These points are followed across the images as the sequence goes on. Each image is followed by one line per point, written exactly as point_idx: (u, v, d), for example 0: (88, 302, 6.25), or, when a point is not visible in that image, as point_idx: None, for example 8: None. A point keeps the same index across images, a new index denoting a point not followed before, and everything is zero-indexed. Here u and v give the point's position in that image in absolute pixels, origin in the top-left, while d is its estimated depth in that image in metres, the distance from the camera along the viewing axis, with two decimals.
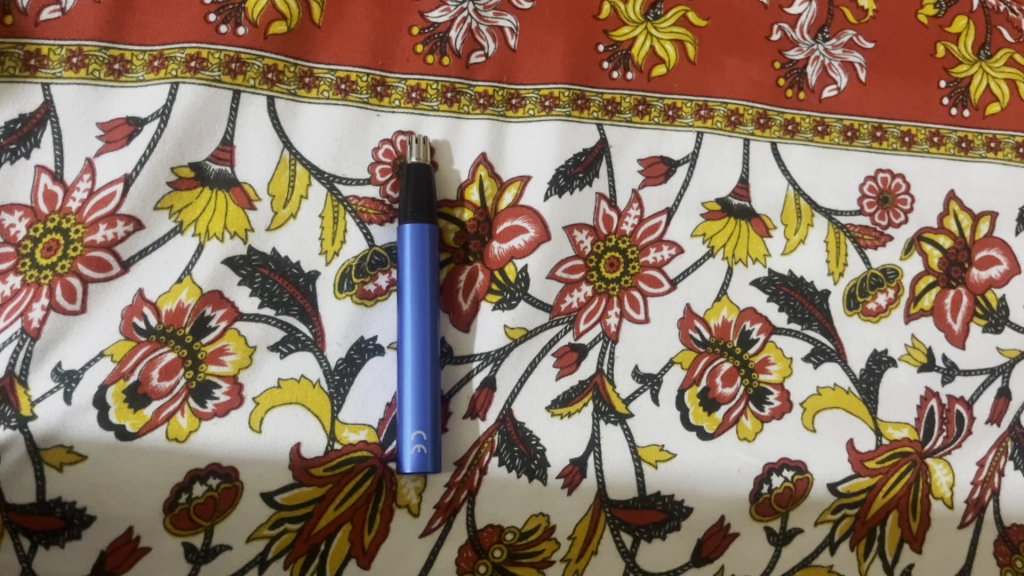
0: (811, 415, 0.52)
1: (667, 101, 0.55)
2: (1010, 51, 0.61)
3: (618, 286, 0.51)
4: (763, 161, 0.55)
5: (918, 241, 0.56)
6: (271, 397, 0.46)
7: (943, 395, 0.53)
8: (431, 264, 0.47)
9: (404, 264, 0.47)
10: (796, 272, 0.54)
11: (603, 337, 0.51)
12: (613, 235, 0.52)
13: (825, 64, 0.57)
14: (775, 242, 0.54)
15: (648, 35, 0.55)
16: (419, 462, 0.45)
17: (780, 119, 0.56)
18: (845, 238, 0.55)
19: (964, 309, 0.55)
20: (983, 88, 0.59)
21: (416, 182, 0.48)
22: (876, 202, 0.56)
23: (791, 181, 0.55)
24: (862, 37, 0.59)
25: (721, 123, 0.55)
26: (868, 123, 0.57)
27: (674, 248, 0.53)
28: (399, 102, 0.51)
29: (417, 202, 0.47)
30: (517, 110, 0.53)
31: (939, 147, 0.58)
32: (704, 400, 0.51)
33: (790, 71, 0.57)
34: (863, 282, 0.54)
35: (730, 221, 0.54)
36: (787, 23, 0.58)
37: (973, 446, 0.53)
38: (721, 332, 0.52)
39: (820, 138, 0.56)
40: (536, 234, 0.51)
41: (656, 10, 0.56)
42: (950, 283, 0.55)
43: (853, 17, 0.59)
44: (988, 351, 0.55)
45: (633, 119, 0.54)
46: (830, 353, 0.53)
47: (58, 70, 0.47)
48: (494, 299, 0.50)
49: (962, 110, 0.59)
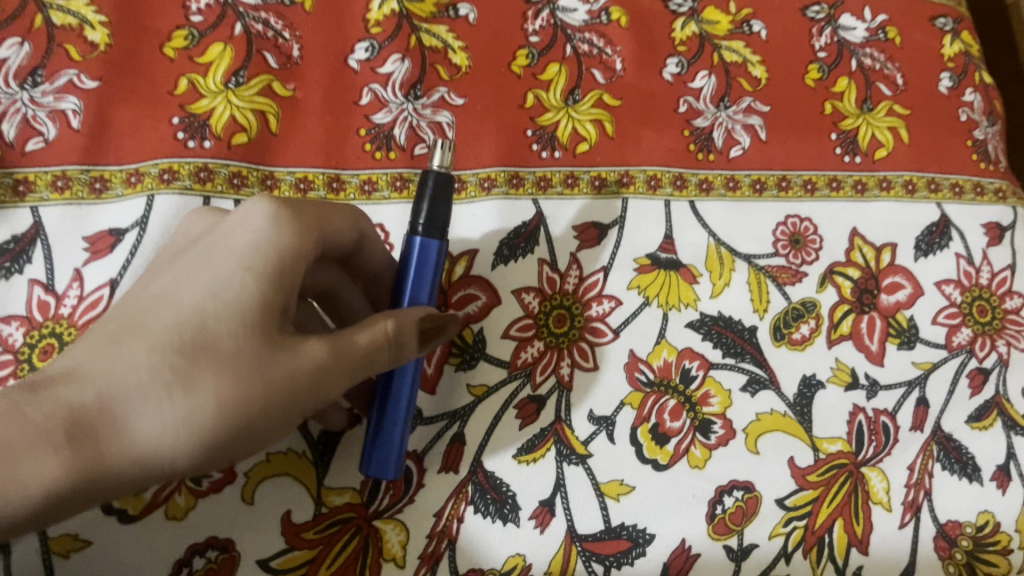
0: (754, 438, 0.57)
1: (593, 174, 0.61)
2: (890, 103, 0.69)
3: (567, 338, 0.57)
4: (684, 218, 0.62)
5: (830, 274, 0.62)
6: (260, 470, 0.50)
7: (868, 409, 0.59)
8: (429, 281, 0.48)
9: (406, 278, 0.47)
10: (724, 312, 0.60)
11: (558, 387, 0.56)
12: (558, 294, 0.58)
13: (729, 128, 0.65)
14: (702, 287, 0.60)
15: (570, 117, 0.62)
16: (374, 468, 0.48)
17: (695, 179, 0.63)
18: (765, 278, 0.61)
19: (879, 330, 0.61)
20: (870, 136, 0.67)
21: (433, 197, 0.47)
22: (789, 243, 0.62)
23: (711, 234, 0.62)
24: (758, 102, 0.66)
25: (642, 188, 0.62)
26: (773, 176, 0.64)
27: (614, 301, 0.58)
28: (354, 195, 0.56)
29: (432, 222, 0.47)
30: (460, 193, 0.59)
31: (839, 191, 0.65)
32: (655, 435, 0.56)
33: (699, 137, 0.64)
34: (787, 315, 0.60)
35: (660, 272, 0.60)
36: (691, 95, 0.65)
37: (902, 452, 0.58)
38: (663, 371, 0.57)
39: (732, 192, 0.63)
40: (488, 300, 0.57)
41: (574, 95, 0.63)
42: (863, 309, 0.62)
43: (749, 86, 0.67)
44: (905, 366, 0.61)
45: (564, 192, 0.61)
46: (764, 381, 0.58)
47: (45, 193, 0.51)
48: (455, 361, 0.55)
49: (854, 156, 0.66)
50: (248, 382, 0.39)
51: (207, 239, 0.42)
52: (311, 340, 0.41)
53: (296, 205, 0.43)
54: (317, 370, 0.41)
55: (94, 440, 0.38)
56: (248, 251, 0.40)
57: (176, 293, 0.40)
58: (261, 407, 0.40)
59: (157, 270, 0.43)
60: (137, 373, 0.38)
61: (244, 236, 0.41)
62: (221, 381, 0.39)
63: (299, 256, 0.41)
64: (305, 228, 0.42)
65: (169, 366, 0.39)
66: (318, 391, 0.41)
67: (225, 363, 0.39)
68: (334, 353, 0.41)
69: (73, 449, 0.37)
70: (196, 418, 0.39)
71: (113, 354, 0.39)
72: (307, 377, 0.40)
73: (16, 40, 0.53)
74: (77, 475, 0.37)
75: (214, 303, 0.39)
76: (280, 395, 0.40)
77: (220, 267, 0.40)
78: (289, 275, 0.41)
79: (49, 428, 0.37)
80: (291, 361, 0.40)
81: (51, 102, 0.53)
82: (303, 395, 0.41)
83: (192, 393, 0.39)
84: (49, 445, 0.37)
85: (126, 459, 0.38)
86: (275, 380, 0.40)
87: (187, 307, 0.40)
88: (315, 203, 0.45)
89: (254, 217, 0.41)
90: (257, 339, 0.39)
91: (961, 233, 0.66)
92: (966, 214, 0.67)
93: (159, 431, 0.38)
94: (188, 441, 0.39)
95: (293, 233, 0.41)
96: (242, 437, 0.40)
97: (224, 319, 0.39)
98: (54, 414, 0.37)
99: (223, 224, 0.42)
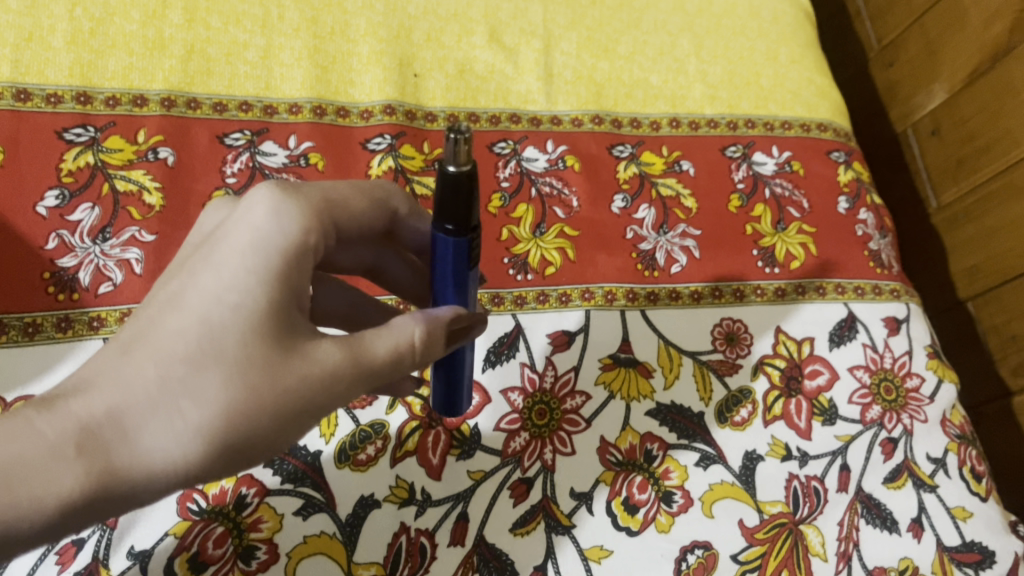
0: (709, 504, 0.68)
1: (561, 291, 0.74)
2: (800, 223, 0.84)
3: (549, 428, 0.68)
4: (637, 324, 0.74)
5: (762, 365, 0.75)
6: (300, 549, 0.59)
7: (801, 475, 0.71)
8: (459, 262, 0.47)
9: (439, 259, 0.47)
10: (676, 400, 0.72)
11: (543, 469, 0.66)
12: (538, 391, 0.69)
13: (669, 249, 0.79)
14: (657, 380, 0.72)
15: (538, 246, 0.76)
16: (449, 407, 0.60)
17: (644, 292, 0.76)
18: (707, 371, 0.74)
19: (805, 410, 0.74)
20: (785, 251, 0.82)
21: (442, 195, 0.42)
22: (725, 341, 0.76)
23: (661, 336, 0.74)
24: (691, 227, 0.80)
25: (602, 301, 0.75)
26: (708, 287, 0.78)
27: (584, 395, 0.70)
28: None
29: (454, 216, 0.43)
30: None
31: (763, 296, 0.79)
32: (627, 506, 0.66)
33: (644, 258, 0.78)
34: (727, 401, 0.73)
35: (621, 369, 0.72)
36: (635, 224, 0.79)
37: (832, 510, 0.70)
38: (630, 452, 0.69)
39: (676, 302, 0.76)
40: (481, 399, 0.68)
41: (541, 228, 0.77)
42: (791, 393, 0.74)
43: (683, 214, 0.81)
44: (829, 439, 0.73)
45: (538, 306, 0.73)
46: (713, 457, 0.70)
47: (115, 326, 0.62)
48: (457, 451, 0.65)
49: (773, 267, 0.80)
50: (259, 388, 0.40)
51: (211, 238, 0.44)
52: (330, 345, 0.43)
53: (298, 200, 0.45)
54: (337, 374, 0.42)
55: (104, 452, 0.38)
56: (251, 249, 0.42)
57: (184, 294, 0.42)
58: (270, 413, 0.41)
59: (167, 275, 0.45)
60: (145, 384, 0.40)
61: (247, 232, 0.42)
62: (231, 385, 0.40)
63: (300, 255, 0.43)
64: (305, 221, 0.44)
65: (179, 373, 0.40)
66: (336, 395, 0.43)
67: (234, 367, 0.40)
68: (350, 359, 0.43)
69: (85, 461, 0.38)
70: (209, 426, 0.40)
71: (119, 365, 0.40)
72: (324, 382, 0.42)
73: (89, 206, 0.65)
74: (89, 487, 0.38)
75: (222, 303, 0.41)
76: (294, 401, 0.41)
77: (224, 268, 0.42)
78: (295, 270, 0.43)
79: (57, 444, 0.38)
80: (306, 368, 0.42)
81: (118, 253, 0.64)
82: (320, 399, 0.42)
83: (203, 402, 0.40)
84: (59, 460, 0.38)
85: (136, 472, 0.39)
86: (286, 384, 0.41)
87: (195, 309, 0.41)
88: (317, 193, 0.47)
89: (255, 214, 0.43)
90: (267, 343, 0.41)
91: (865, 327, 0.79)
92: (868, 311, 0.81)
93: (171, 440, 0.39)
94: (201, 450, 0.40)
95: (293, 228, 0.43)
96: (256, 444, 0.41)
97: (231, 324, 0.41)
98: (63, 430, 0.38)
99: (226, 221, 0.44)
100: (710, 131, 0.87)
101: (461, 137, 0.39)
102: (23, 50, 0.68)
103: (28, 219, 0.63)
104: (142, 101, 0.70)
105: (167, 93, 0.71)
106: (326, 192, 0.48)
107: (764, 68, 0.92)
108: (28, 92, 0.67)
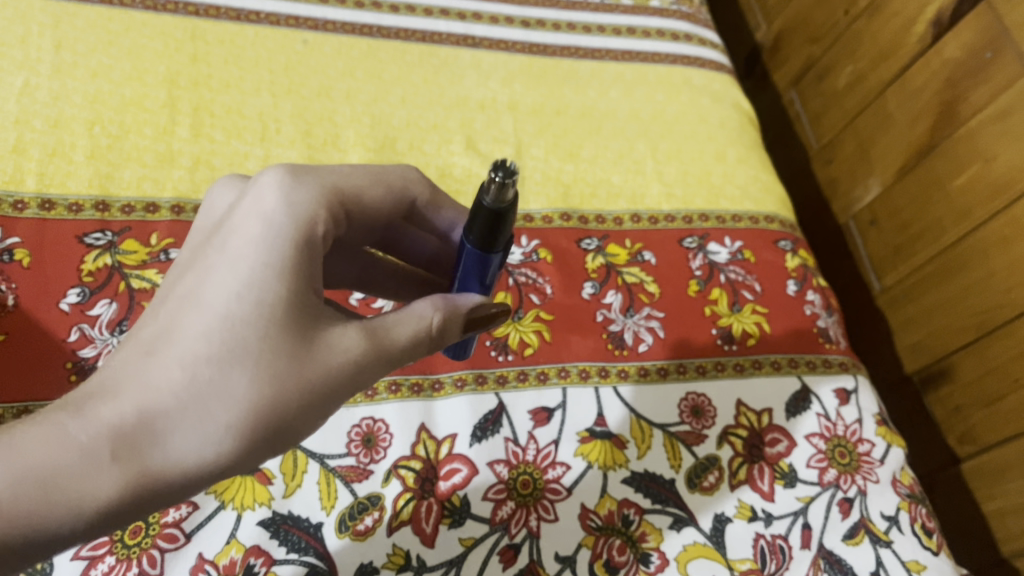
0: (683, 564, 0.74)
1: (539, 370, 0.81)
2: (753, 305, 0.92)
3: (533, 497, 0.74)
4: (610, 399, 0.81)
5: (726, 434, 0.82)
6: None
7: (768, 534, 0.77)
8: (478, 271, 0.56)
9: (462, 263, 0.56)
10: (649, 468, 0.78)
11: (529, 535, 0.72)
12: (521, 462, 0.75)
13: (636, 330, 0.86)
14: (631, 451, 0.78)
15: (516, 329, 0.83)
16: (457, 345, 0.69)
17: (615, 370, 0.83)
18: (676, 441, 0.80)
19: (768, 475, 0.80)
20: (741, 329, 0.89)
21: (478, 214, 0.51)
22: (691, 413, 0.82)
23: (632, 410, 0.81)
24: (655, 309, 0.88)
25: (577, 378, 0.81)
26: (673, 363, 0.85)
27: (565, 466, 0.76)
28: (360, 398, 0.74)
29: (483, 237, 0.52)
30: (439, 391, 0.77)
31: (724, 371, 0.86)
32: (608, 568, 0.72)
33: (613, 338, 0.85)
34: (696, 468, 0.79)
35: (597, 441, 0.78)
36: (604, 308, 0.87)
37: (797, 566, 0.76)
38: (608, 517, 0.74)
39: (644, 378, 0.83)
40: (468, 470, 0.73)
41: (519, 314, 0.84)
42: (753, 459, 0.81)
43: (647, 298, 0.89)
44: (791, 500, 0.79)
45: (519, 384, 0.79)
46: (686, 519, 0.76)
47: None
48: (448, 520, 0.70)
49: (731, 344, 0.88)
50: (284, 382, 0.46)
51: (223, 232, 0.50)
52: (355, 334, 0.50)
53: (303, 192, 0.51)
54: (361, 362, 0.49)
55: (137, 452, 0.44)
56: (262, 247, 0.48)
57: (202, 292, 0.47)
58: (295, 403, 0.47)
59: (182, 271, 0.50)
60: (175, 386, 0.45)
61: (256, 230, 0.48)
62: (256, 380, 0.46)
63: (305, 248, 0.49)
64: (309, 213, 0.50)
65: (205, 372, 0.45)
66: (363, 379, 0.50)
67: (256, 361, 0.46)
68: (374, 343, 0.50)
69: (121, 462, 0.43)
70: (238, 420, 0.45)
71: (148, 368, 0.46)
72: (349, 369, 0.49)
73: (107, 301, 0.71)
74: (126, 486, 0.44)
75: (242, 302, 0.46)
76: (320, 389, 0.48)
77: (241, 264, 0.47)
78: (304, 263, 0.49)
79: (95, 448, 0.43)
80: (329, 359, 0.48)
81: None
82: (351, 383, 0.49)
83: (228, 400, 0.45)
84: (98, 464, 0.43)
85: (170, 468, 0.45)
86: (306, 373, 0.47)
87: (215, 308, 0.47)
88: (324, 184, 0.53)
89: (264, 211, 0.49)
90: (285, 338, 0.47)
91: (818, 397, 0.87)
92: (820, 383, 0.88)
93: (204, 435, 0.45)
94: (229, 441, 0.46)
95: (299, 222, 0.49)
96: (279, 432, 0.47)
97: (251, 325, 0.46)
98: (98, 434, 0.43)
99: (237, 216, 0.50)
100: (668, 225, 0.95)
101: (506, 178, 0.47)
102: (47, 164, 0.75)
103: (52, 315, 0.69)
104: (154, 208, 0.77)
105: (176, 200, 0.78)
106: (335, 184, 0.54)
107: (714, 167, 1.02)
108: (52, 202, 0.74)
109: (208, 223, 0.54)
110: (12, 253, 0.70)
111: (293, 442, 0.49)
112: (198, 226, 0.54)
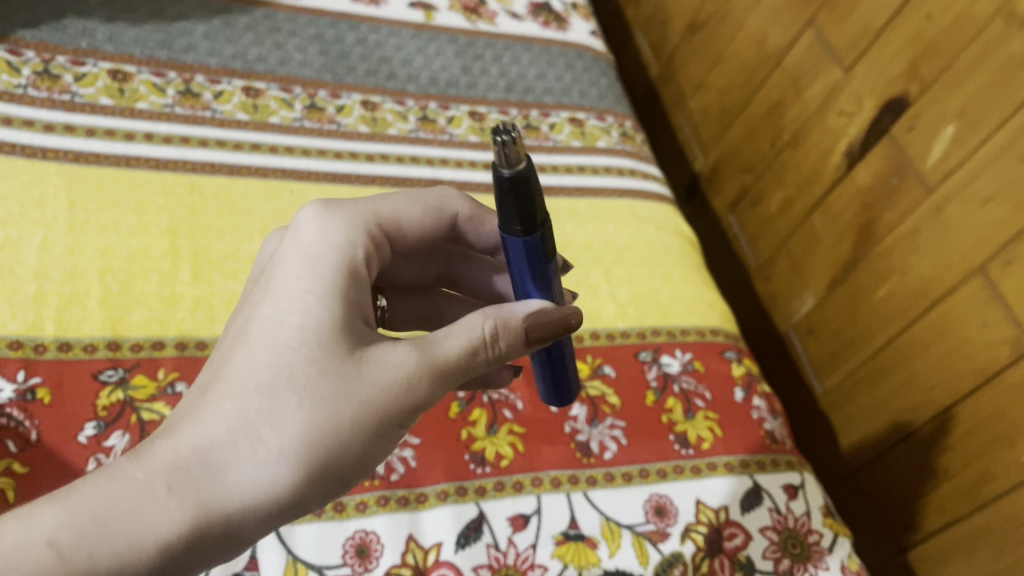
0: None
1: (515, 479, 0.88)
2: (705, 412, 1.01)
3: None
4: (581, 504, 0.88)
5: (688, 531, 0.89)
6: None
7: None
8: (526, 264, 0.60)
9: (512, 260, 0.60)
10: (620, 566, 0.85)
11: None
12: (504, 566, 0.82)
13: (601, 439, 0.95)
14: (602, 551, 0.86)
15: (492, 442, 0.91)
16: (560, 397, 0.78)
17: (584, 476, 0.91)
18: (644, 539, 0.87)
19: (728, 567, 0.88)
20: (695, 434, 0.98)
21: (502, 194, 0.54)
22: (656, 512, 0.90)
23: (602, 513, 0.88)
24: (617, 419, 0.97)
25: (549, 485, 0.89)
26: (637, 468, 0.93)
27: (543, 567, 0.83)
28: (352, 512, 0.81)
29: (512, 217, 0.55)
30: (424, 502, 0.84)
31: (682, 473, 0.94)
32: None
33: (580, 446, 0.93)
34: (662, 564, 0.86)
35: (571, 542, 0.85)
36: (571, 420, 0.95)
37: None
38: None
39: (610, 483, 0.91)
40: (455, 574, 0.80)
41: (493, 429, 0.92)
42: (713, 553, 0.89)
43: (609, 409, 0.98)
44: None
45: (497, 493, 0.87)
46: None
47: None
48: None
49: (686, 448, 0.97)
50: (329, 404, 0.56)
51: (267, 278, 0.62)
52: (405, 353, 0.58)
53: (333, 235, 0.64)
54: (410, 378, 0.58)
55: (192, 483, 0.54)
56: (301, 285, 0.60)
57: (253, 333, 0.59)
58: (341, 422, 0.56)
59: (238, 318, 0.63)
60: (226, 421, 0.56)
61: (291, 273, 0.61)
62: (301, 405, 0.56)
63: (338, 281, 0.61)
64: (339, 250, 0.63)
65: (254, 405, 0.56)
66: (418, 390, 0.58)
67: (300, 388, 0.56)
68: (425, 357, 0.59)
69: (177, 494, 0.53)
70: (286, 445, 0.55)
71: (205, 409, 0.57)
72: (397, 385, 0.57)
73: (120, 433, 0.78)
74: (186, 515, 0.53)
75: (284, 336, 0.58)
76: (366, 407, 0.57)
77: (283, 302, 0.59)
78: (339, 293, 0.60)
79: (153, 486, 0.53)
80: (372, 379, 0.57)
81: None
82: (404, 395, 0.58)
83: (275, 428, 0.55)
84: (155, 497, 0.53)
85: (226, 495, 0.55)
86: (349, 394, 0.56)
87: (261, 346, 0.58)
88: (354, 225, 0.66)
89: (299, 255, 0.62)
90: (327, 362, 0.57)
91: (769, 493, 0.95)
92: (770, 480, 0.97)
93: (257, 459, 0.55)
94: (281, 463, 0.55)
95: (329, 261, 0.62)
96: (330, 451, 0.56)
97: (294, 356, 0.57)
98: (156, 472, 0.54)
99: (279, 262, 0.63)
100: (624, 341, 1.05)
101: (509, 138, 0.50)
102: (65, 311, 0.83)
103: (72, 448, 0.76)
104: (161, 346, 0.85)
105: (180, 338, 0.86)
106: (364, 224, 0.67)
107: (662, 289, 1.13)
108: (69, 343, 0.81)
109: (259, 268, 0.68)
110: (34, 391, 0.78)
111: (348, 465, 0.57)
112: (253, 269, 0.69)
